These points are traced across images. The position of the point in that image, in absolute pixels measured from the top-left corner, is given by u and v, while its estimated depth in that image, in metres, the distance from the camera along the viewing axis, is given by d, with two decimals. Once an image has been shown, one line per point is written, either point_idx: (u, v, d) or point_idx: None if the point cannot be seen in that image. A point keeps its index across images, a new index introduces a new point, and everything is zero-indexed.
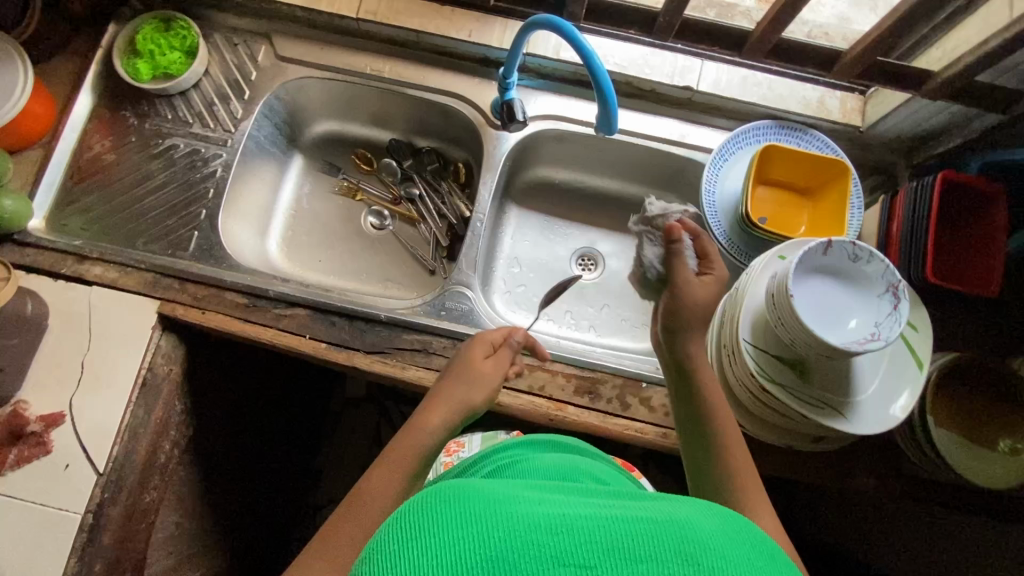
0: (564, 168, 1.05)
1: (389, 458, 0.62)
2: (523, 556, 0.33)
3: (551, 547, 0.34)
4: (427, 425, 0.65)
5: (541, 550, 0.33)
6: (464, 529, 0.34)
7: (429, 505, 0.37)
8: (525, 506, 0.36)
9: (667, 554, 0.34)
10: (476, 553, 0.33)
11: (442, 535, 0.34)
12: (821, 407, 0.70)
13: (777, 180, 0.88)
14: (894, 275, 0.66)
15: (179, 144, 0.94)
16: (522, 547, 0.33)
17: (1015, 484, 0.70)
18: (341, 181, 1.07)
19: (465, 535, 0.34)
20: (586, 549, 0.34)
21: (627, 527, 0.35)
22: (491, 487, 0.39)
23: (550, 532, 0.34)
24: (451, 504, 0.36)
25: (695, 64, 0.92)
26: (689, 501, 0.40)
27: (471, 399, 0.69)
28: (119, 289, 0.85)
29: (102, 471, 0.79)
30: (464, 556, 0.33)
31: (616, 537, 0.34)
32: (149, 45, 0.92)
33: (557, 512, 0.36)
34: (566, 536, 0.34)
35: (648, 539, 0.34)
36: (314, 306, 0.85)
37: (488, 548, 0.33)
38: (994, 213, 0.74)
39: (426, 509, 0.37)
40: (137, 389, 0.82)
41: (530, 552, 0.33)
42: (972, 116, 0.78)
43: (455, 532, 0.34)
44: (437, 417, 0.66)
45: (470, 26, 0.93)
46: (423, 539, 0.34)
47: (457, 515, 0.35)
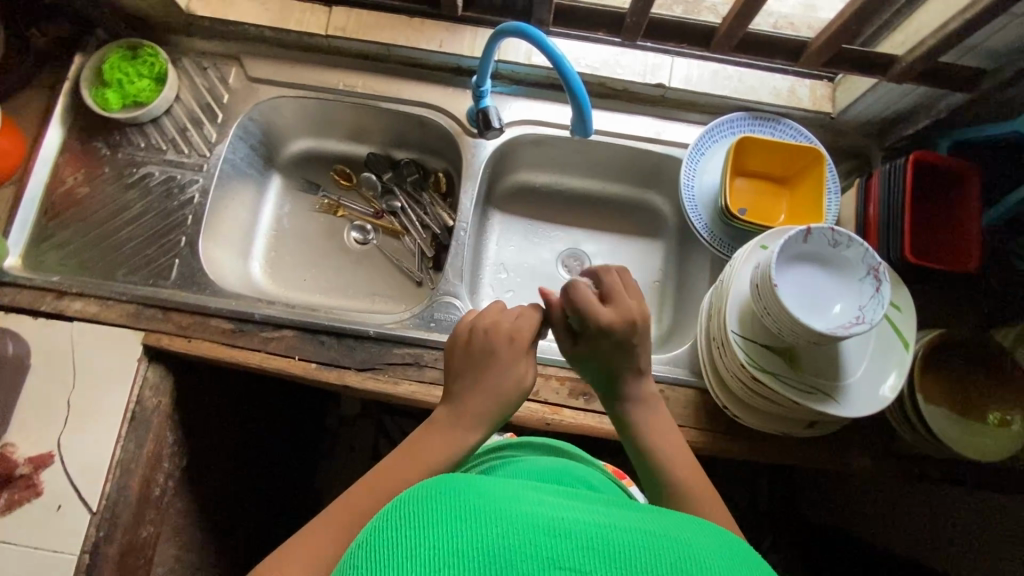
0: (544, 171, 1.05)
1: (398, 459, 0.56)
2: (520, 555, 0.34)
3: (549, 550, 0.34)
4: (451, 441, 0.58)
5: (539, 551, 0.34)
6: (465, 522, 0.35)
7: (432, 495, 0.38)
8: (526, 508, 0.37)
9: (661, 566, 0.35)
10: (475, 546, 0.34)
11: (444, 524, 0.35)
12: (812, 393, 0.71)
13: (754, 171, 0.89)
14: (874, 258, 0.66)
15: (154, 172, 0.92)
16: (520, 546, 0.34)
17: (1008, 454, 0.71)
18: (321, 199, 1.07)
19: (465, 526, 0.35)
20: (583, 554, 0.34)
21: (624, 537, 0.36)
22: (493, 486, 0.40)
23: (549, 534, 0.35)
24: (453, 498, 0.37)
25: (666, 61, 0.92)
26: (684, 519, 0.41)
27: (499, 410, 0.61)
28: (102, 324, 0.84)
29: (95, 509, 0.77)
30: (462, 546, 0.34)
31: (613, 545, 0.35)
32: (117, 74, 0.90)
33: (557, 516, 0.37)
34: (564, 540, 0.35)
35: (643, 551, 0.35)
36: (302, 327, 0.84)
37: (487, 542, 0.34)
38: (966, 190, 0.76)
39: (429, 498, 0.37)
40: (126, 423, 0.81)
41: (527, 551, 0.34)
42: (938, 96, 0.79)
43: (455, 524, 0.35)
44: (461, 433, 0.59)
45: (440, 36, 0.93)
46: (423, 527, 0.35)
47: (458, 509, 0.36)
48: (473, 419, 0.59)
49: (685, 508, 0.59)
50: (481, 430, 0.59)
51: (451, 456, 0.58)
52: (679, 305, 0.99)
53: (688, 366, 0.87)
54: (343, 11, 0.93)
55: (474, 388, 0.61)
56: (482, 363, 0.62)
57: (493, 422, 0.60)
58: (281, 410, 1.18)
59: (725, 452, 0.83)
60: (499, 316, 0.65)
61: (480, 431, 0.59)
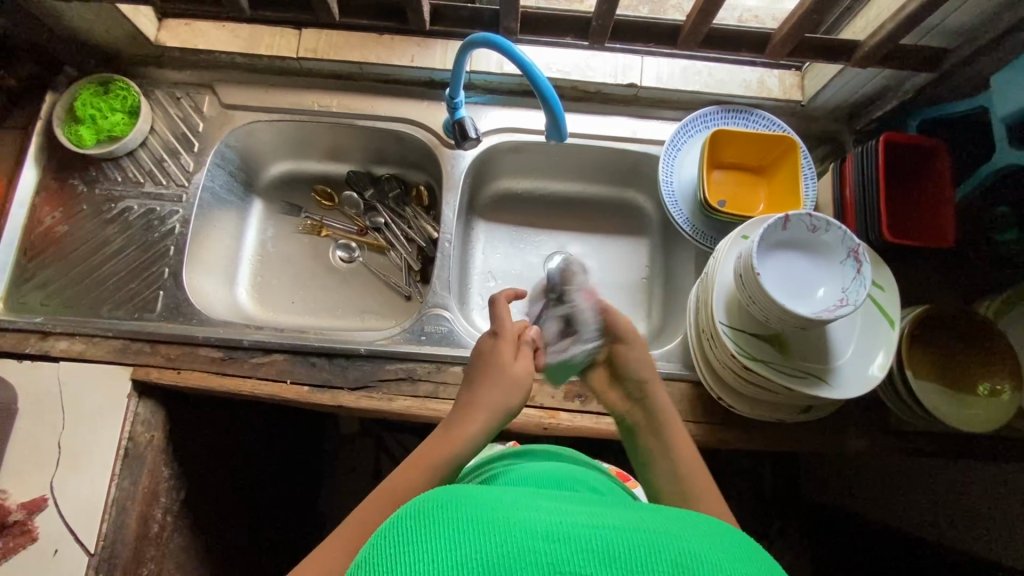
0: (524, 177, 1.06)
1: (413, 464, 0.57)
2: (520, 562, 0.34)
3: (548, 555, 0.35)
4: (471, 428, 0.61)
5: (537, 557, 0.35)
6: (461, 531, 0.36)
7: (425, 506, 0.38)
8: (522, 513, 0.38)
9: (661, 564, 0.35)
10: (472, 557, 0.34)
11: (444, 537, 0.36)
12: (803, 377, 0.72)
13: (730, 163, 0.90)
14: (852, 240, 0.67)
15: (133, 206, 0.92)
16: (518, 554, 0.35)
17: (1000, 424, 0.72)
18: (304, 220, 1.06)
19: (462, 536, 0.36)
20: (582, 558, 0.35)
21: (623, 537, 0.36)
22: (488, 493, 0.40)
23: (547, 539, 0.35)
24: (449, 509, 0.38)
25: (636, 61, 0.93)
26: (683, 515, 0.42)
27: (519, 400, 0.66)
28: (90, 361, 0.83)
29: (93, 551, 0.76)
30: (460, 557, 0.34)
31: (612, 545, 0.36)
32: (89, 110, 0.90)
33: (555, 520, 0.37)
34: (562, 544, 0.35)
35: (643, 549, 0.36)
36: (293, 349, 0.84)
37: (484, 551, 0.35)
38: (939, 166, 0.77)
39: (424, 512, 0.38)
40: (120, 460, 0.80)
41: (525, 559, 0.34)
42: (903, 79, 0.82)
43: (451, 535, 0.36)
44: (478, 421, 0.62)
45: (411, 51, 0.93)
46: (418, 541, 0.36)
47: (453, 520, 0.37)
48: (492, 409, 0.63)
49: (686, 503, 0.59)
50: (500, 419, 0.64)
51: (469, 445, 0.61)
52: (668, 300, 1.00)
53: (680, 360, 0.88)
54: (312, 32, 0.93)
55: (489, 381, 0.65)
56: (484, 364, 0.67)
57: (509, 410, 0.65)
58: (279, 435, 1.17)
59: (723, 443, 0.83)
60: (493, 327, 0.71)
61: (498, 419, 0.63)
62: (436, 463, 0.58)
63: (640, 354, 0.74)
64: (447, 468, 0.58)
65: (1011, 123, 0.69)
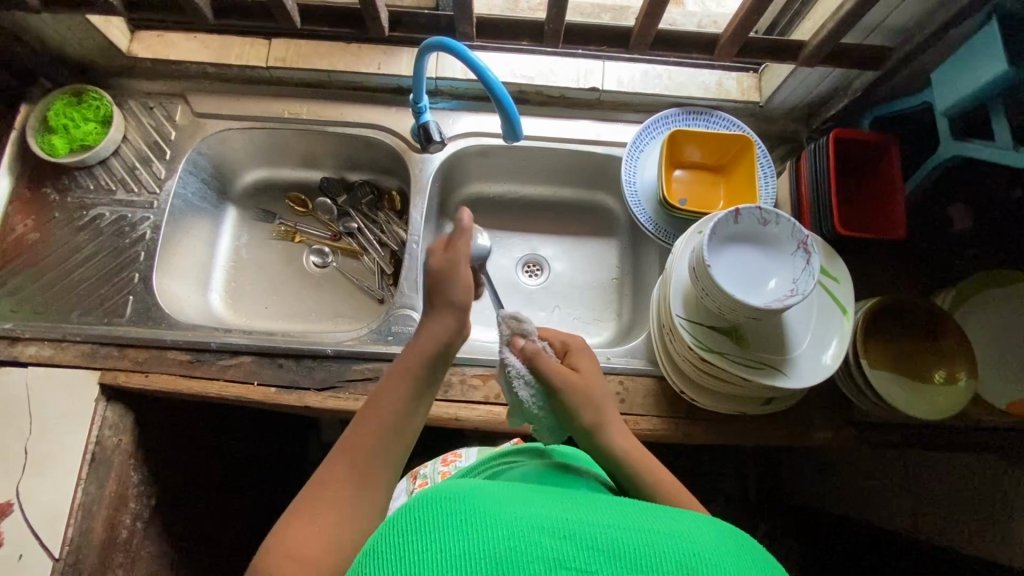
0: (494, 181, 1.08)
1: (390, 376, 0.61)
2: (527, 556, 0.36)
3: (554, 550, 0.37)
4: (427, 328, 0.62)
5: (545, 553, 0.36)
6: (472, 524, 0.38)
7: (437, 499, 0.41)
8: (530, 511, 0.40)
9: (665, 564, 0.37)
10: (483, 549, 0.36)
11: (455, 529, 0.38)
12: (760, 368, 0.73)
13: (692, 163, 0.92)
14: (801, 232, 0.69)
15: (105, 213, 0.93)
16: (525, 548, 0.37)
17: (955, 412, 0.73)
18: (278, 226, 1.08)
19: (473, 528, 0.38)
20: (588, 554, 0.37)
21: (629, 537, 0.38)
22: (499, 493, 0.42)
23: (554, 535, 0.37)
24: (459, 502, 0.40)
25: (598, 66, 0.96)
26: (692, 519, 0.43)
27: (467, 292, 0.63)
28: (59, 366, 0.84)
29: (57, 556, 0.76)
30: (471, 547, 0.37)
31: (619, 544, 0.37)
32: (62, 120, 0.91)
33: (562, 517, 0.39)
34: (570, 542, 0.37)
35: (646, 550, 0.37)
36: (259, 351, 0.85)
37: (494, 544, 0.37)
38: (890, 161, 0.79)
39: (437, 504, 0.40)
40: (86, 464, 0.80)
41: (532, 553, 0.36)
42: (852, 77, 0.84)
43: (461, 528, 0.38)
44: (438, 324, 0.62)
45: (378, 59, 0.95)
46: (430, 530, 0.38)
47: (464, 513, 0.39)
48: (441, 304, 0.63)
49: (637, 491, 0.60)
50: (453, 313, 0.62)
51: (429, 345, 0.61)
52: (636, 299, 1.02)
53: (645, 356, 0.88)
54: (281, 42, 0.95)
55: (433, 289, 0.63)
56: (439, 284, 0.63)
57: (461, 307, 0.63)
58: (257, 442, 1.17)
59: (687, 437, 0.84)
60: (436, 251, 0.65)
61: (452, 313, 0.62)
62: (410, 372, 0.61)
63: (586, 386, 0.69)
64: (418, 375, 0.61)
65: (953, 115, 0.72)
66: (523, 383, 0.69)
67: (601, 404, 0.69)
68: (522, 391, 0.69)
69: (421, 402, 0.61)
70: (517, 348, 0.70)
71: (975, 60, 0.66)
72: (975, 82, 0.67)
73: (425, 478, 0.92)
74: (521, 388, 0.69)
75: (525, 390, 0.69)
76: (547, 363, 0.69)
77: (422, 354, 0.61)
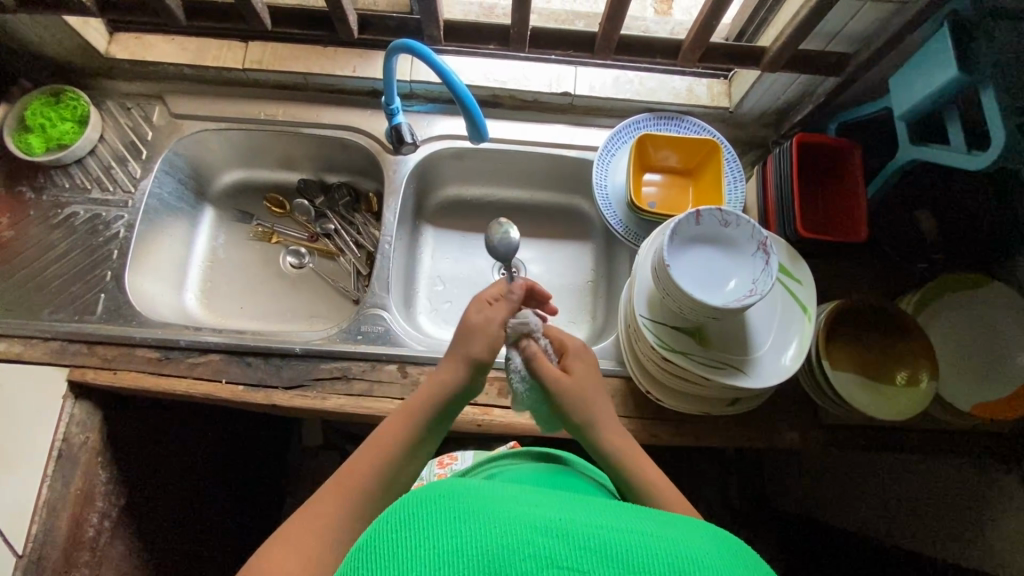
0: (471, 184, 1.08)
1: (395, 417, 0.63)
2: (517, 554, 0.34)
3: (547, 550, 0.35)
4: (442, 376, 0.64)
5: (537, 551, 0.35)
6: (463, 521, 0.36)
7: (428, 496, 0.39)
8: (523, 509, 0.38)
9: (660, 565, 0.35)
10: (473, 545, 0.35)
11: (447, 526, 0.36)
12: (721, 367, 0.73)
13: (663, 167, 0.94)
14: (760, 233, 0.70)
15: (79, 212, 0.94)
16: (516, 546, 0.35)
17: (916, 412, 0.74)
18: (255, 227, 1.09)
19: (463, 526, 0.36)
20: (582, 553, 0.35)
21: (623, 537, 0.36)
22: (493, 492, 0.41)
23: (547, 534, 0.36)
24: (451, 500, 0.39)
25: (570, 71, 0.98)
26: (688, 524, 0.41)
27: (494, 349, 0.65)
28: (27, 362, 0.84)
29: (21, 552, 0.77)
30: (461, 543, 0.35)
31: (615, 545, 0.36)
32: (39, 119, 0.92)
33: (557, 517, 0.37)
34: (564, 540, 0.35)
35: (642, 550, 0.36)
36: (229, 349, 0.85)
37: (486, 540, 0.35)
38: (852, 164, 0.80)
39: (429, 502, 0.39)
40: (52, 462, 0.80)
41: (524, 551, 0.35)
42: (816, 83, 0.85)
43: (452, 524, 0.36)
44: (450, 371, 0.65)
45: (354, 63, 0.96)
46: (421, 527, 0.36)
47: (455, 510, 0.37)
48: (460, 360, 0.64)
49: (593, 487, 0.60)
50: (468, 366, 0.64)
51: (442, 394, 0.64)
52: (610, 301, 1.03)
53: (614, 357, 0.89)
54: (258, 45, 0.97)
55: (459, 341, 0.66)
56: (466, 331, 0.66)
57: (477, 362, 0.64)
58: (235, 444, 1.17)
59: (654, 438, 0.84)
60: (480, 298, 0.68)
61: (467, 366, 0.64)
62: (416, 416, 0.63)
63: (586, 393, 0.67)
64: (425, 421, 0.63)
65: (909, 119, 0.73)
66: (519, 378, 0.64)
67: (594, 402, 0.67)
68: (515, 385, 0.65)
69: (420, 448, 0.62)
70: (521, 347, 0.65)
71: (928, 65, 0.68)
72: (931, 85, 0.68)
73: (422, 480, 0.91)
74: (513, 384, 0.65)
75: (518, 387, 0.65)
76: (546, 366, 0.65)
77: (433, 400, 0.63)
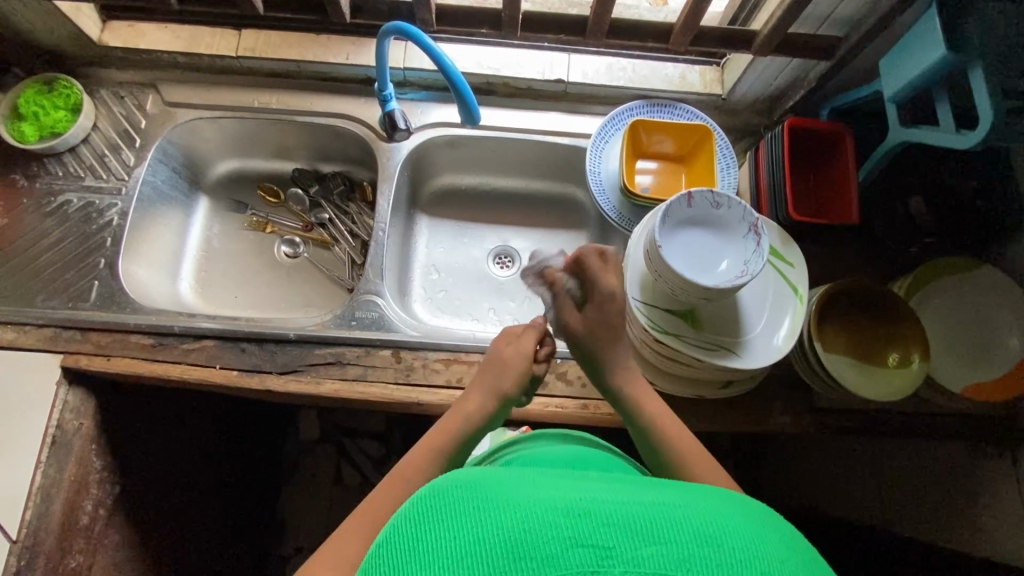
0: (465, 173, 1.09)
1: (420, 447, 0.61)
2: (539, 536, 0.32)
3: (569, 529, 0.33)
4: (471, 406, 0.66)
5: (560, 531, 0.33)
6: (479, 511, 0.35)
7: (443, 489, 0.37)
8: (541, 494, 0.36)
9: (688, 534, 0.33)
10: (493, 532, 0.33)
11: (466, 517, 0.34)
12: (715, 349, 0.74)
13: (656, 154, 0.94)
14: (751, 215, 0.71)
15: (73, 199, 0.94)
16: (537, 528, 0.33)
17: (909, 392, 0.74)
18: (249, 216, 1.09)
19: (480, 516, 0.34)
20: (605, 530, 0.33)
21: (645, 510, 0.35)
22: (509, 479, 0.39)
23: (567, 514, 0.34)
24: (466, 491, 0.36)
25: (564, 58, 0.98)
26: (709, 493, 0.40)
27: (519, 383, 0.69)
28: (19, 349, 0.84)
29: (15, 538, 0.77)
30: (482, 532, 0.33)
31: (638, 518, 0.34)
32: (32, 107, 0.93)
33: (576, 498, 0.35)
34: (585, 519, 0.33)
35: (667, 522, 0.34)
36: (222, 335, 0.85)
37: (506, 524, 0.33)
38: (843, 147, 0.80)
39: (446, 494, 0.37)
40: (45, 448, 0.80)
41: (547, 533, 0.33)
42: (808, 68, 0.86)
43: (471, 515, 0.34)
44: (474, 402, 0.66)
45: (347, 50, 0.96)
46: (440, 520, 0.35)
47: (472, 499, 0.36)
48: (488, 394, 0.67)
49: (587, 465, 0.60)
50: (492, 396, 0.67)
51: (471, 425, 0.64)
52: None
53: None
54: (251, 33, 0.97)
55: (485, 370, 0.69)
56: (493, 366, 0.69)
57: (501, 390, 0.67)
58: (232, 434, 1.17)
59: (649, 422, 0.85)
60: (506, 337, 0.72)
61: (493, 396, 0.67)
62: (441, 447, 0.61)
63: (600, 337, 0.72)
64: (454, 450, 0.62)
65: (900, 101, 0.74)
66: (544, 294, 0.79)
67: (608, 334, 0.71)
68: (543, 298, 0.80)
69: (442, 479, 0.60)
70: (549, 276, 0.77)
71: (917, 45, 0.68)
72: (919, 65, 0.68)
73: None
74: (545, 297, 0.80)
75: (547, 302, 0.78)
76: (563, 305, 0.75)
77: (463, 431, 0.64)
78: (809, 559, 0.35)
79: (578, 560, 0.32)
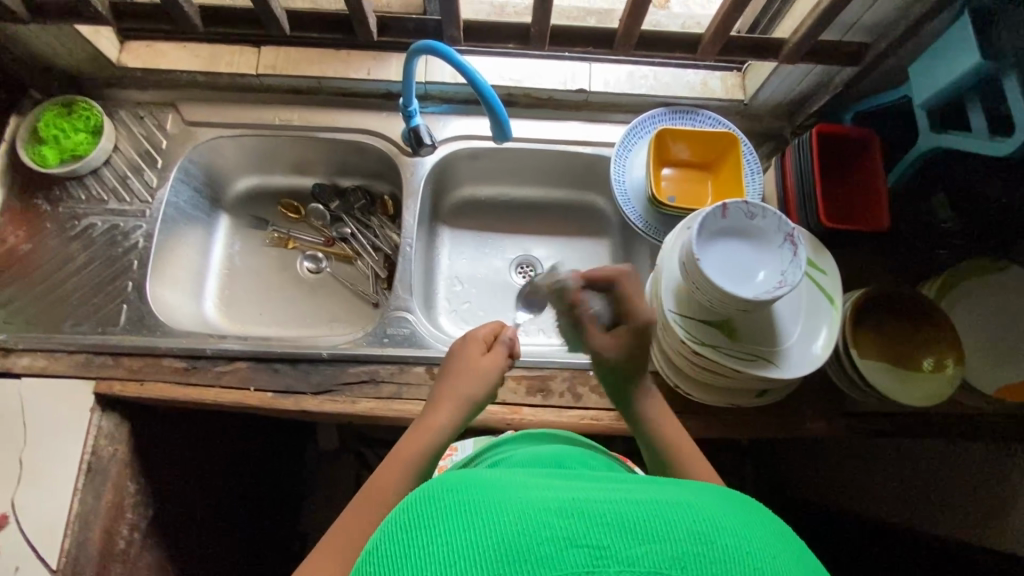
0: (485, 184, 1.08)
1: (387, 465, 0.58)
2: (534, 540, 0.32)
3: (562, 529, 0.32)
4: (441, 418, 0.64)
5: (554, 532, 0.32)
6: (471, 512, 0.34)
7: (430, 493, 0.36)
8: (532, 495, 0.36)
9: (681, 532, 0.33)
10: (488, 537, 0.32)
11: (457, 524, 0.33)
12: (753, 359, 0.74)
13: (681, 162, 0.94)
14: (787, 225, 0.71)
15: (97, 223, 0.93)
16: (531, 531, 0.32)
17: (948, 395, 0.74)
18: (271, 233, 1.08)
19: (472, 517, 0.33)
20: (599, 529, 0.32)
21: (639, 507, 0.34)
22: (499, 480, 0.38)
23: (561, 514, 0.33)
24: (455, 493, 0.35)
25: (584, 68, 0.98)
26: (695, 487, 0.40)
27: (488, 391, 0.69)
28: (51, 376, 0.84)
29: (55, 568, 0.76)
30: (476, 536, 0.32)
31: (630, 514, 0.34)
32: (53, 130, 0.92)
33: (570, 497, 0.35)
34: (579, 518, 0.33)
35: (660, 520, 0.33)
36: (255, 357, 0.85)
37: (499, 528, 0.33)
38: (870, 153, 0.81)
39: (435, 496, 0.36)
40: (82, 475, 0.80)
41: (540, 535, 0.32)
42: (832, 73, 0.86)
43: (464, 519, 0.34)
44: (442, 417, 0.65)
45: (368, 65, 0.96)
46: (431, 527, 0.34)
47: (464, 501, 0.35)
48: (457, 404, 0.66)
49: None
50: (464, 406, 0.67)
51: (441, 438, 0.63)
52: None
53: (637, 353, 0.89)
54: (271, 50, 0.97)
55: (455, 378, 0.68)
56: (462, 374, 0.69)
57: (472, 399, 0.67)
58: (256, 450, 1.17)
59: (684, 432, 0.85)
60: (476, 344, 0.71)
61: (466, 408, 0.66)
62: (411, 463, 0.59)
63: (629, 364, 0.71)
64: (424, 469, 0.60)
65: (930, 108, 0.74)
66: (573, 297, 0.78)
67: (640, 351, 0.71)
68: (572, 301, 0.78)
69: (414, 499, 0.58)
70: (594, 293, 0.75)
71: (948, 52, 0.68)
72: (951, 73, 0.68)
73: None
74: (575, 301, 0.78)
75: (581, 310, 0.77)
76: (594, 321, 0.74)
77: (434, 445, 0.62)
78: (798, 552, 0.35)
79: (572, 561, 0.31)
